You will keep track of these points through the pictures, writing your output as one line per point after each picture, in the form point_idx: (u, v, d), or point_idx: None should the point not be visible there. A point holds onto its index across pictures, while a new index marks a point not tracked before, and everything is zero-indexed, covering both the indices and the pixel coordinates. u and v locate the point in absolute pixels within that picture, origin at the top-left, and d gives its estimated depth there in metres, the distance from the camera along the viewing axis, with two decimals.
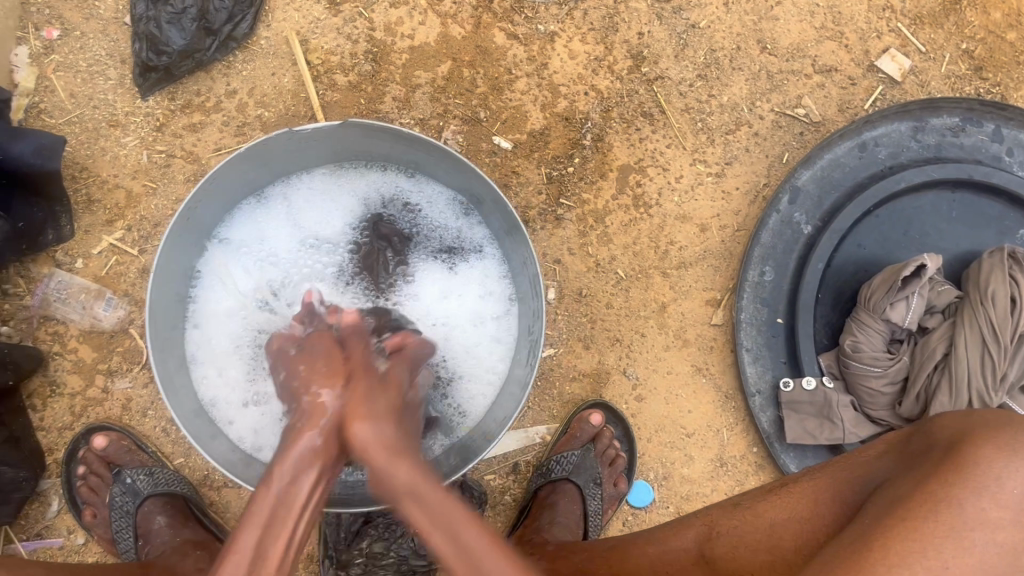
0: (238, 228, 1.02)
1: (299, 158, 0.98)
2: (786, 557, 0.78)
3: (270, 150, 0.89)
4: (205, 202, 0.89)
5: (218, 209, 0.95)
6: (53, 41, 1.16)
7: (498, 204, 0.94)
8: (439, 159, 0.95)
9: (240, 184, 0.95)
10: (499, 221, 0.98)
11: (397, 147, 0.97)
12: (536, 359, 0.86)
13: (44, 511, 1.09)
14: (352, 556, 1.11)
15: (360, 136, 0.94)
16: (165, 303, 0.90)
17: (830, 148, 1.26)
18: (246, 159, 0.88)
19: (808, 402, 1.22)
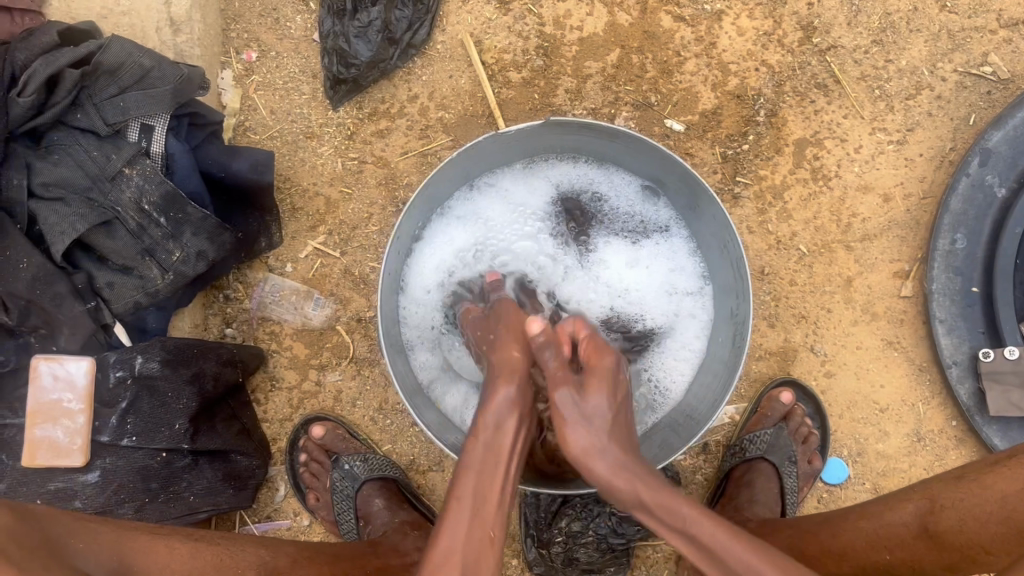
0: (445, 219, 1.09)
1: (501, 155, 1.02)
2: (1022, 529, 0.77)
3: (477, 152, 0.95)
4: (423, 202, 0.96)
5: (430, 206, 1.02)
6: (252, 62, 1.25)
7: (696, 192, 0.95)
8: (634, 151, 0.97)
9: (448, 188, 1.01)
10: (691, 205, 0.99)
11: (591, 140, 1.00)
12: (746, 338, 0.87)
13: (273, 495, 1.19)
14: (553, 535, 1.16)
15: (558, 132, 0.98)
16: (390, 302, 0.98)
17: (1023, 105, 1.20)
18: (457, 164, 0.95)
19: (1012, 372, 1.17)
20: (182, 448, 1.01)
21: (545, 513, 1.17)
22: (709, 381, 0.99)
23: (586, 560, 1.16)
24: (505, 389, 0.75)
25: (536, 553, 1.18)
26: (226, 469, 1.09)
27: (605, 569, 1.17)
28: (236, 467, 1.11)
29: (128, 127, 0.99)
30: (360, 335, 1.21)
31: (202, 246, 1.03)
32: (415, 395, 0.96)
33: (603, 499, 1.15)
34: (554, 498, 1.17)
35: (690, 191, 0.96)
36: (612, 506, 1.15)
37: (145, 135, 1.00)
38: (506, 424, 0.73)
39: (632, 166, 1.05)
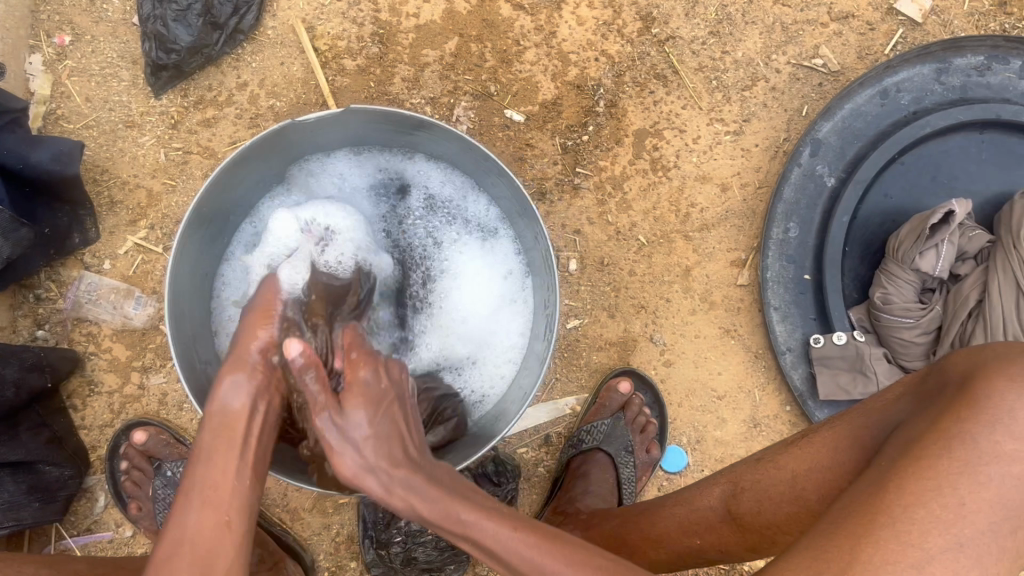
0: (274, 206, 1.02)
1: (327, 142, 0.98)
2: (811, 509, 0.76)
3: (293, 135, 0.90)
4: (236, 182, 0.91)
5: (249, 189, 0.96)
6: (65, 47, 1.18)
7: (514, 194, 0.92)
8: (452, 146, 0.94)
9: (268, 165, 0.95)
10: (513, 204, 0.96)
11: (415, 135, 0.96)
12: (552, 337, 0.85)
13: (92, 506, 1.13)
14: (392, 535, 1.12)
15: (380, 123, 0.94)
16: (195, 279, 0.92)
17: (849, 97, 1.24)
18: (271, 142, 0.89)
19: (840, 356, 1.21)
20: None
21: (381, 515, 1.13)
22: (521, 377, 0.97)
23: (425, 559, 1.14)
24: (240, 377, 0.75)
25: (375, 554, 1.15)
26: (32, 482, 1.02)
27: (445, 566, 1.16)
28: (45, 479, 1.04)
29: None
30: None
31: None
32: (201, 379, 0.90)
33: None
34: None
35: (509, 186, 0.93)
36: None
37: None
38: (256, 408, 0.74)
39: (462, 165, 1.01)
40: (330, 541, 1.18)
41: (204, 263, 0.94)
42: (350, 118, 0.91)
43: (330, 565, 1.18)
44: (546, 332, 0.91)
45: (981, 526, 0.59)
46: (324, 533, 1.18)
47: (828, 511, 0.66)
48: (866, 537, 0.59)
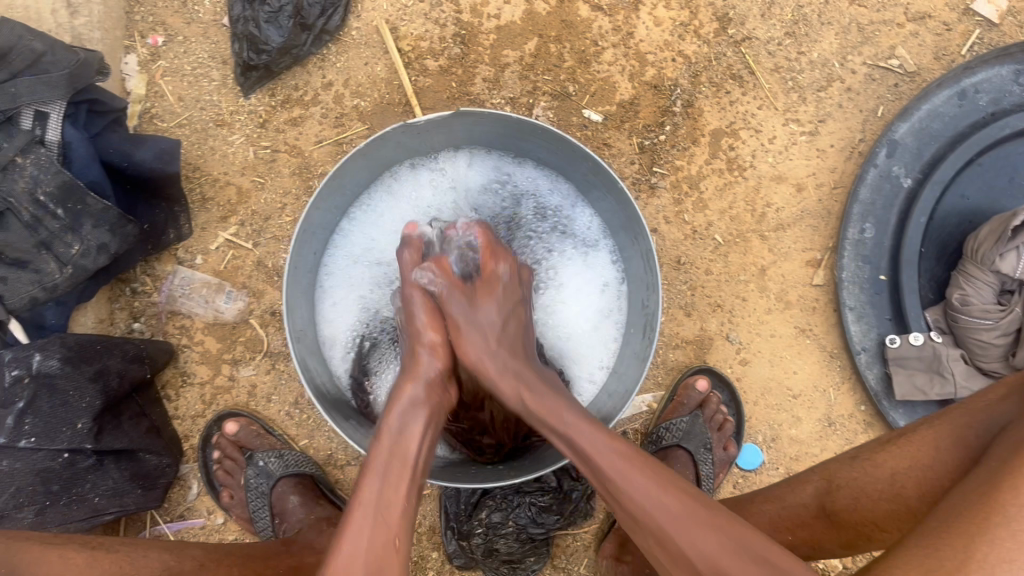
0: (373, 200, 1.06)
1: (429, 142, 1.00)
2: (909, 506, 0.79)
3: (399, 137, 0.93)
4: (346, 181, 0.94)
5: (354, 187, 0.99)
6: (158, 47, 1.21)
7: (614, 195, 0.94)
8: (552, 146, 0.96)
9: (388, 157, 0.98)
10: (618, 215, 0.98)
11: (515, 135, 0.98)
12: (652, 344, 0.87)
13: (186, 494, 1.16)
14: (473, 527, 1.15)
15: (482, 124, 0.96)
16: (307, 261, 0.95)
17: (927, 98, 1.24)
18: (398, 135, 0.92)
19: (916, 358, 1.21)
20: (85, 448, 0.98)
21: (464, 507, 1.17)
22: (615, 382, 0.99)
23: (506, 550, 1.16)
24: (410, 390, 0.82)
25: (456, 545, 1.18)
26: (134, 469, 1.05)
27: (526, 558, 1.18)
28: (145, 466, 1.07)
29: (21, 113, 0.92)
30: (275, 329, 1.18)
31: (103, 240, 1.00)
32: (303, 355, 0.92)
33: (524, 490, 1.15)
34: (475, 490, 1.17)
35: (618, 198, 0.94)
36: (532, 496, 1.15)
37: (40, 122, 0.94)
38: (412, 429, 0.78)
39: (564, 170, 1.02)
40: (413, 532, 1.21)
41: (316, 245, 0.97)
42: (474, 119, 0.93)
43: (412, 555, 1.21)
44: (645, 337, 0.93)
45: None
46: None
47: (937, 508, 0.68)
48: (984, 536, 0.61)
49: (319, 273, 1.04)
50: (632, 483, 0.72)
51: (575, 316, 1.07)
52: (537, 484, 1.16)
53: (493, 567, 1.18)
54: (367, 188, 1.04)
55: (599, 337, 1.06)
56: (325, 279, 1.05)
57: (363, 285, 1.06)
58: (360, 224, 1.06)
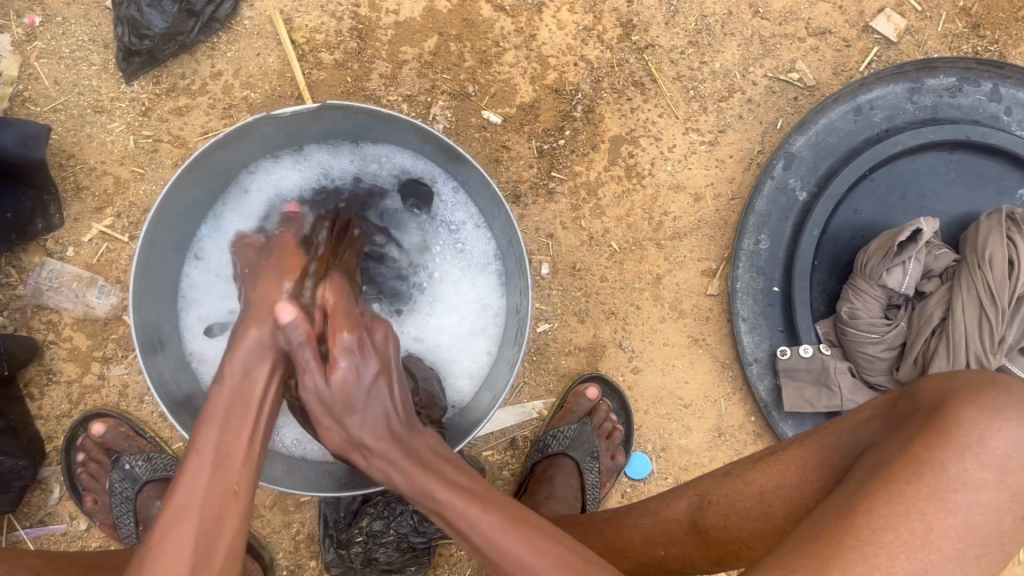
0: (231, 197, 0.99)
1: (289, 135, 0.94)
2: (777, 526, 0.76)
3: (256, 130, 0.87)
4: (194, 178, 0.87)
5: (209, 186, 0.92)
6: (35, 28, 1.15)
7: (488, 192, 0.91)
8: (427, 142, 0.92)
9: (262, 142, 0.93)
10: (500, 227, 0.94)
11: (383, 127, 0.93)
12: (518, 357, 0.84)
13: (47, 498, 1.10)
14: (353, 535, 1.11)
15: (347, 116, 0.90)
16: (163, 246, 0.89)
17: (824, 112, 1.25)
18: (267, 122, 0.87)
19: (806, 369, 1.22)
20: None
21: (344, 514, 1.13)
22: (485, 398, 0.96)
23: (386, 560, 1.13)
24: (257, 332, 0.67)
25: (336, 553, 1.14)
26: None
27: (405, 568, 1.15)
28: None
29: None
30: None
31: None
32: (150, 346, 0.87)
33: (406, 498, 1.11)
34: (356, 497, 1.13)
35: (497, 207, 0.91)
36: (416, 505, 1.11)
37: None
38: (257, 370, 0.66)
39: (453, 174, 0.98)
40: (291, 540, 1.17)
41: (176, 231, 0.92)
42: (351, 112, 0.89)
43: (289, 563, 1.17)
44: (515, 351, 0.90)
45: (948, 551, 0.61)
46: (284, 531, 1.17)
47: (796, 530, 0.67)
48: (838, 560, 0.60)
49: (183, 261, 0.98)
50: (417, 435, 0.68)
51: (454, 327, 1.03)
52: None
53: None
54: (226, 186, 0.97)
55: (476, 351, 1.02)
56: (186, 290, 0.98)
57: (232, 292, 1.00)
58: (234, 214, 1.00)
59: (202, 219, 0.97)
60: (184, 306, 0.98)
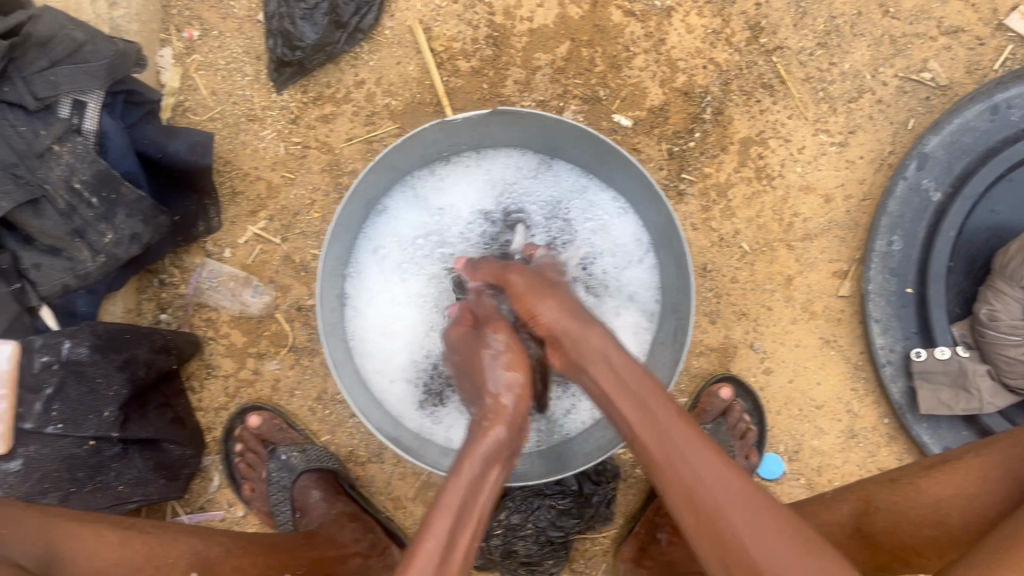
0: (377, 224, 1.04)
1: (415, 159, 0.98)
2: (953, 536, 0.77)
3: (402, 153, 0.92)
4: (349, 213, 0.92)
5: (357, 220, 0.97)
6: (193, 41, 1.22)
7: (636, 178, 0.94)
8: (566, 137, 0.95)
9: (405, 164, 0.98)
10: (649, 211, 0.97)
11: (503, 128, 0.97)
12: (686, 337, 0.87)
13: (207, 485, 1.17)
14: (493, 528, 1.14)
15: (478, 123, 0.95)
16: (332, 275, 0.95)
17: (960, 112, 1.23)
18: (412, 143, 0.92)
19: (943, 372, 1.20)
20: (111, 436, 0.99)
21: None
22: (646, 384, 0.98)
23: (525, 553, 1.15)
24: (498, 430, 0.79)
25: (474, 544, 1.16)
26: (157, 460, 1.06)
27: (544, 561, 1.17)
28: (168, 457, 1.08)
29: (59, 102, 0.94)
30: (300, 324, 1.19)
31: (135, 229, 1.01)
32: (341, 370, 0.93)
33: (545, 493, 1.14)
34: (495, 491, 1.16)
35: (646, 193, 0.94)
36: (551, 499, 1.14)
37: (77, 111, 0.96)
38: (489, 473, 0.77)
39: (588, 165, 1.01)
40: None
41: (342, 259, 0.98)
42: (487, 120, 0.93)
43: None
44: (678, 335, 0.93)
45: None
46: None
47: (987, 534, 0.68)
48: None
49: (347, 294, 1.04)
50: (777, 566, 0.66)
51: (603, 318, 1.06)
52: (558, 486, 1.15)
53: (511, 569, 1.17)
54: (364, 221, 1.02)
55: (632, 337, 1.05)
56: (352, 334, 1.04)
57: (394, 314, 1.05)
58: (385, 240, 1.05)
59: (351, 257, 1.03)
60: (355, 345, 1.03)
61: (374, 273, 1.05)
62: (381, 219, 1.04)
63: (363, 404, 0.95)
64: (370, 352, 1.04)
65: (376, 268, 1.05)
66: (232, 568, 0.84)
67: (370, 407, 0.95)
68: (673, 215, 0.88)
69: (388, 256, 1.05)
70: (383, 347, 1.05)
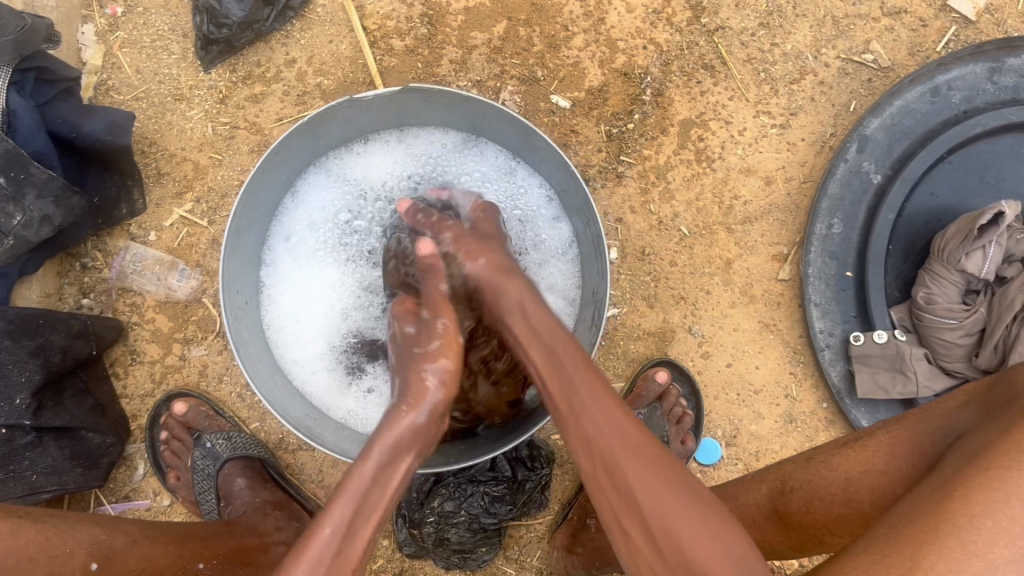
0: (289, 210, 1.02)
1: (323, 141, 0.96)
2: (862, 512, 0.75)
3: (306, 133, 0.89)
4: (254, 197, 0.89)
5: (265, 206, 0.94)
6: (117, 18, 1.18)
7: (550, 156, 0.92)
8: (475, 112, 0.93)
9: (313, 146, 0.95)
10: (565, 187, 0.95)
11: (421, 106, 0.95)
12: (602, 319, 0.86)
13: (132, 474, 1.14)
14: (425, 516, 1.12)
15: (394, 100, 0.92)
16: (242, 262, 0.92)
17: (899, 93, 1.22)
18: (317, 123, 0.89)
19: (879, 355, 1.20)
20: (24, 424, 0.96)
21: (416, 495, 1.14)
22: None
23: (457, 540, 1.13)
24: (413, 416, 0.74)
25: (407, 533, 1.15)
26: (75, 448, 1.04)
27: (477, 549, 1.16)
28: (87, 445, 1.05)
29: None
30: None
31: (46, 210, 0.97)
32: (253, 358, 0.90)
33: (478, 479, 1.12)
34: (427, 478, 1.13)
35: (561, 168, 0.92)
36: (486, 486, 1.12)
37: None
38: (399, 460, 0.72)
39: (501, 140, 1.00)
40: None
41: (252, 245, 0.95)
42: (395, 97, 0.91)
43: None
44: (595, 317, 0.92)
45: None
46: None
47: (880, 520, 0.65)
48: (923, 565, 0.58)
49: (262, 282, 1.01)
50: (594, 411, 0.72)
51: None
52: (490, 472, 1.13)
53: (444, 556, 1.16)
54: (274, 207, 0.99)
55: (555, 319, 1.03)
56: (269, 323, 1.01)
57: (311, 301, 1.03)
58: (297, 225, 1.02)
59: (263, 244, 1.00)
60: (271, 335, 1.00)
61: (289, 260, 1.02)
62: (295, 206, 1.02)
63: (279, 392, 0.92)
64: (287, 342, 1.01)
65: (291, 256, 1.02)
66: (137, 557, 0.83)
67: (286, 396, 0.93)
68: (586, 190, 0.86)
69: (303, 242, 1.03)
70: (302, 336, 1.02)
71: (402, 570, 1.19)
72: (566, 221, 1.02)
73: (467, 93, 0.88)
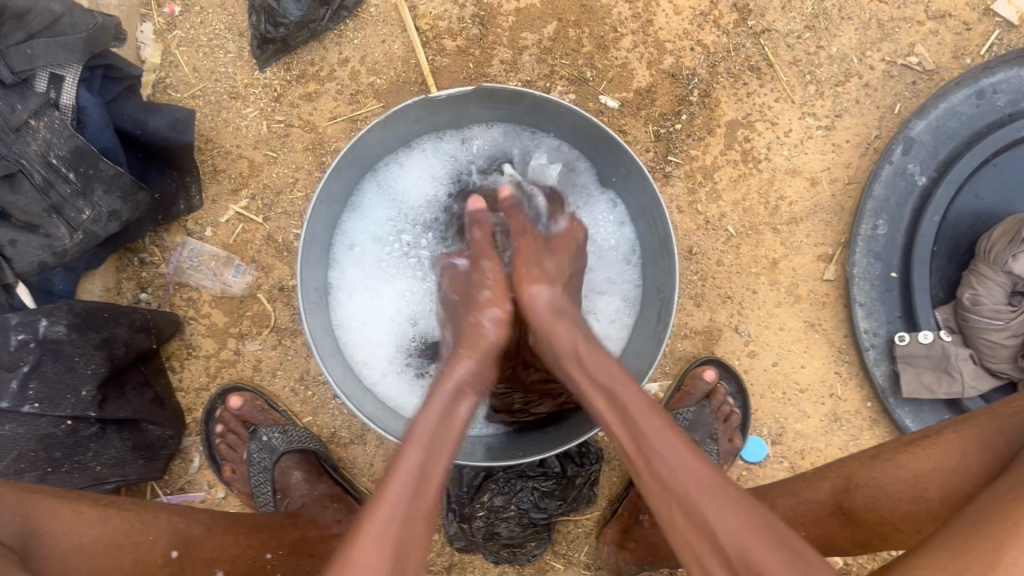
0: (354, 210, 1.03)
1: (388, 142, 0.97)
2: (931, 510, 0.77)
3: (376, 134, 0.91)
4: (326, 199, 0.91)
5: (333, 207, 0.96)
6: (175, 17, 1.20)
7: (616, 152, 0.93)
8: (542, 109, 0.95)
9: (379, 146, 0.97)
10: (629, 182, 0.96)
11: (486, 104, 0.97)
12: (672, 313, 0.88)
13: (187, 467, 1.16)
14: (476, 510, 1.13)
15: (461, 99, 0.94)
16: (314, 263, 0.94)
17: (946, 96, 1.23)
18: (387, 124, 0.91)
19: (925, 355, 1.20)
20: (89, 416, 0.98)
21: (468, 489, 1.16)
22: (633, 357, 0.99)
23: (507, 535, 1.14)
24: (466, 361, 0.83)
25: (458, 527, 1.16)
26: (137, 439, 1.05)
27: (526, 543, 1.16)
28: (148, 437, 1.07)
29: (35, 76, 0.92)
30: (281, 304, 1.17)
31: (115, 206, 0.99)
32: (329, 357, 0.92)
33: (528, 474, 1.13)
34: (478, 473, 1.16)
35: (626, 166, 0.93)
36: (536, 480, 1.13)
37: (55, 85, 0.94)
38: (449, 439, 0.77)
39: (562, 136, 1.01)
40: None
41: (322, 247, 0.96)
42: (462, 96, 0.92)
43: None
44: (661, 312, 0.94)
45: None
46: None
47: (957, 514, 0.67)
48: (1008, 556, 0.60)
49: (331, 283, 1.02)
50: (670, 447, 0.74)
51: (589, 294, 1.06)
52: (541, 468, 1.14)
53: (493, 551, 1.17)
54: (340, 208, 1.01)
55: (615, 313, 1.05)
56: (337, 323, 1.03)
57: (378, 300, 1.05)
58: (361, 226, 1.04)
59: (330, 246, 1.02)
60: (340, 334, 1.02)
61: (355, 261, 1.04)
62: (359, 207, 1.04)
63: (354, 391, 0.94)
64: (355, 341, 1.03)
65: (357, 257, 1.04)
66: (211, 548, 0.85)
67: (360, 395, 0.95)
68: (655, 187, 0.88)
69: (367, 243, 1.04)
70: (369, 335, 1.04)
71: (452, 564, 1.21)
72: (629, 221, 1.03)
73: (537, 92, 0.89)
